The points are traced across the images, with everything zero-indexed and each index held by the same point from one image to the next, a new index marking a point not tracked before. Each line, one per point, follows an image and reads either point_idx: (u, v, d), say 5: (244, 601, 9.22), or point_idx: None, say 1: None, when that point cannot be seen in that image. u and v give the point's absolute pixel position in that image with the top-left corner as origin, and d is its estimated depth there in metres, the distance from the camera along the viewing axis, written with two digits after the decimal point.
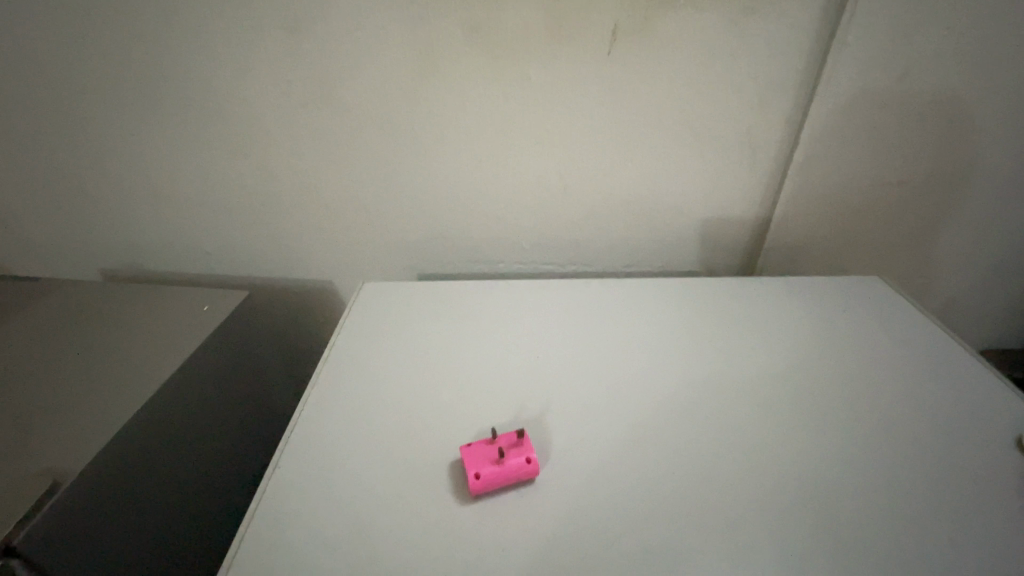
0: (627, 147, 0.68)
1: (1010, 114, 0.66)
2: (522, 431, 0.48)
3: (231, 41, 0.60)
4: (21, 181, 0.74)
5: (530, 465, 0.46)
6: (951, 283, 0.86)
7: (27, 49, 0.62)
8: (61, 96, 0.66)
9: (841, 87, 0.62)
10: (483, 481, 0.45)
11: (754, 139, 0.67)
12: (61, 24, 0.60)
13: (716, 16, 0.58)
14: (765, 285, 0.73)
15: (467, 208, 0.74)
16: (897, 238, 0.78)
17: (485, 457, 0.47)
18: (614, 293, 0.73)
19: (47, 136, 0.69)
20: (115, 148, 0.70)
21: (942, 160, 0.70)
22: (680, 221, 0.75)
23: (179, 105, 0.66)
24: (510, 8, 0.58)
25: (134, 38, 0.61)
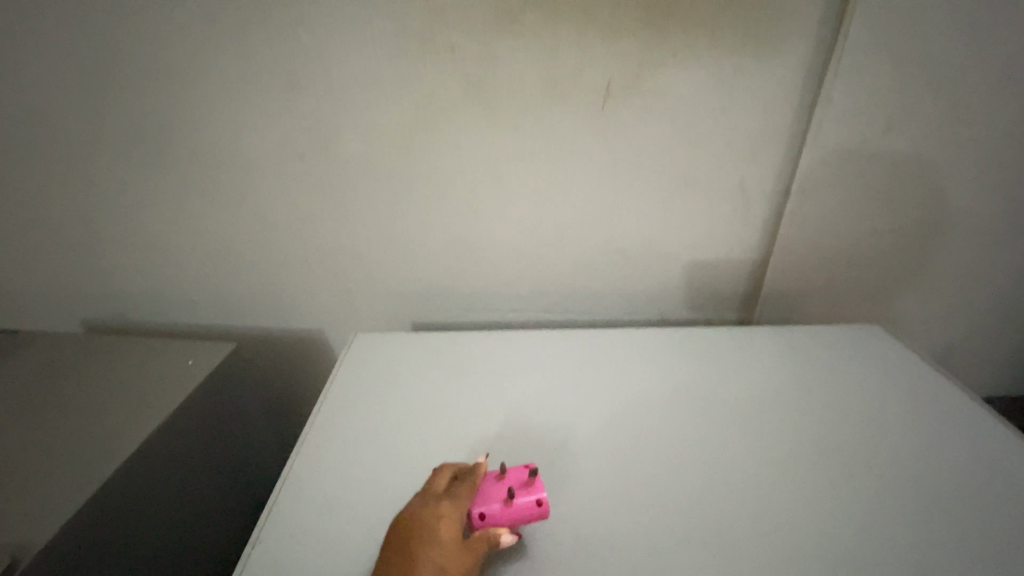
0: (623, 196, 0.69)
1: (994, 165, 0.68)
2: (536, 470, 0.45)
3: (234, 95, 0.62)
4: (11, 233, 0.73)
5: (540, 507, 0.43)
6: (948, 330, 0.85)
7: (29, 99, 0.63)
8: (60, 149, 0.66)
9: (832, 138, 0.63)
10: (487, 521, 0.42)
11: (747, 188, 0.68)
12: (68, 80, 0.61)
13: (706, 74, 0.60)
14: (766, 334, 0.72)
15: (463, 257, 0.74)
16: (893, 286, 0.78)
17: (494, 495, 0.44)
18: (615, 342, 0.71)
19: (42, 188, 0.69)
20: (110, 199, 0.70)
21: (932, 209, 0.71)
22: (677, 269, 0.75)
23: (177, 156, 0.66)
24: (507, 65, 0.60)
25: (139, 94, 0.62)
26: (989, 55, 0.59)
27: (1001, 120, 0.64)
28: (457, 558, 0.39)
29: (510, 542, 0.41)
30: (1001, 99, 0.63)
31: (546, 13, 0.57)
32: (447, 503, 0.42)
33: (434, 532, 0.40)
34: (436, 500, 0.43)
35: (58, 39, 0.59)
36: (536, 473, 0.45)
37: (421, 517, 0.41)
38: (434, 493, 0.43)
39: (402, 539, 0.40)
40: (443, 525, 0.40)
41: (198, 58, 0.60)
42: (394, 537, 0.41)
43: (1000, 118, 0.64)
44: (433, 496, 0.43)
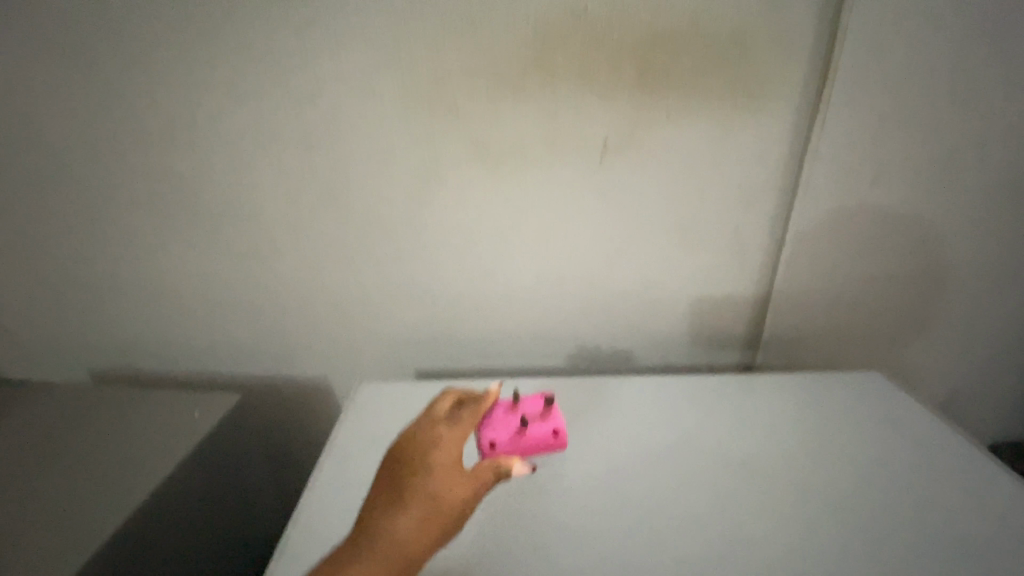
0: (622, 245, 0.70)
1: (991, 219, 0.69)
2: (550, 399, 0.56)
3: (250, 154, 0.66)
4: (30, 284, 0.75)
5: (553, 434, 0.56)
6: (964, 379, 0.83)
7: (61, 157, 0.67)
8: (84, 205, 0.69)
9: (824, 190, 0.65)
10: (498, 449, 0.53)
11: (743, 237, 0.70)
12: (98, 143, 0.66)
13: (698, 130, 0.63)
14: (778, 380, 0.70)
15: (466, 304, 0.75)
16: (895, 335, 0.78)
17: (509, 427, 0.55)
18: (622, 390, 0.69)
19: (64, 242, 0.72)
20: (126, 251, 0.72)
21: (930, 260, 0.72)
22: (679, 315, 0.76)
23: (194, 211, 0.69)
24: (508, 124, 0.63)
25: (163, 154, 0.66)
26: (971, 110, 0.62)
27: (991, 171, 0.65)
28: (449, 484, 0.47)
29: (520, 472, 0.49)
30: (989, 151, 0.64)
31: (545, 77, 0.61)
32: (448, 434, 0.50)
33: (439, 464, 0.48)
34: (443, 433, 0.50)
35: (94, 106, 0.64)
36: (551, 401, 0.57)
37: (428, 447, 0.49)
38: (441, 425, 0.51)
39: (406, 461, 0.49)
40: (440, 451, 0.49)
41: (219, 120, 0.64)
42: (399, 456, 0.50)
43: (991, 169, 0.65)
44: (438, 423, 0.52)
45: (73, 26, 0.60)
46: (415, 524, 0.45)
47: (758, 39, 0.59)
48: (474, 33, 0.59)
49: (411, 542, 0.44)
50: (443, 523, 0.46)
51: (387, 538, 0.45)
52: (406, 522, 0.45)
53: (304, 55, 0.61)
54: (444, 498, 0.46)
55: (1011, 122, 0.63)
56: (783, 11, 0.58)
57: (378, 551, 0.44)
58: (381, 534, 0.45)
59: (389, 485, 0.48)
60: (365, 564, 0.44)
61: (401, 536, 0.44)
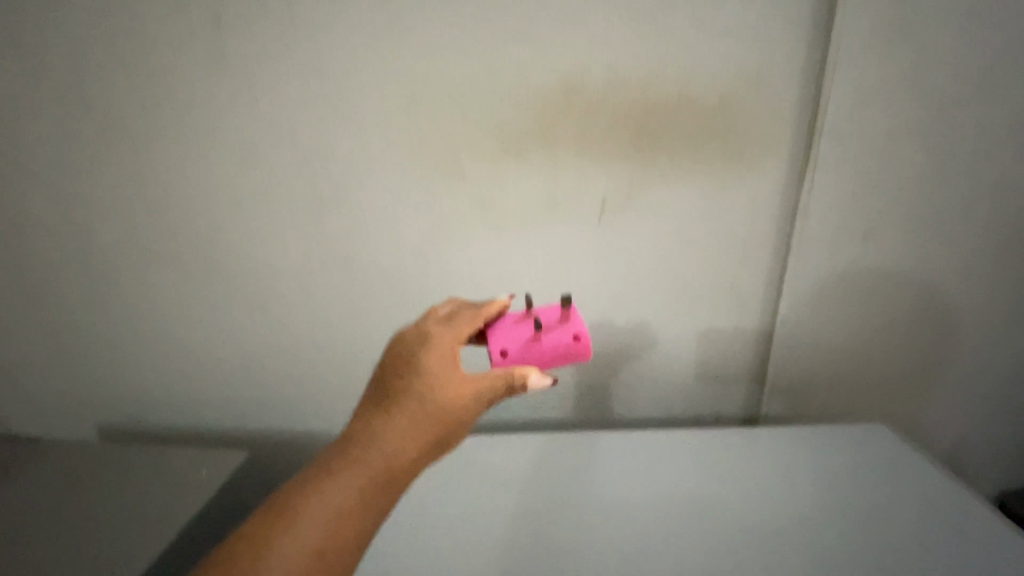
0: (623, 297, 0.72)
1: (989, 273, 0.70)
2: (565, 296, 0.46)
3: (264, 217, 0.69)
4: (50, 341, 0.78)
5: (574, 342, 0.47)
6: (983, 435, 0.80)
7: (84, 220, 0.70)
8: (105, 265, 0.72)
9: (817, 242, 0.67)
10: (509, 358, 0.46)
11: (741, 288, 0.71)
12: (120, 208, 0.69)
13: (693, 189, 0.66)
14: (786, 430, 0.70)
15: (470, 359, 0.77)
16: (902, 388, 0.77)
17: (521, 335, 0.47)
18: (630, 445, 0.68)
19: (84, 300, 0.75)
20: (142, 309, 0.75)
21: (931, 312, 0.72)
22: (681, 366, 0.77)
23: (209, 271, 0.72)
24: (510, 186, 0.66)
25: (182, 218, 0.69)
26: (954, 168, 0.64)
27: (982, 224, 0.67)
28: (450, 385, 0.41)
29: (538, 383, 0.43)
30: (977, 206, 0.66)
31: (547, 142, 0.64)
32: (443, 336, 0.44)
33: (438, 370, 0.42)
34: (445, 337, 0.44)
35: (119, 174, 0.67)
36: (568, 300, 0.48)
37: (426, 349, 0.43)
38: (443, 328, 0.45)
39: (395, 369, 0.42)
40: (437, 350, 0.43)
41: (235, 185, 0.67)
42: (387, 365, 0.43)
43: (981, 223, 0.67)
44: (430, 327, 0.45)
45: (104, 97, 0.64)
46: (406, 434, 0.39)
47: (748, 105, 0.62)
48: (479, 103, 0.63)
49: (401, 463, 0.39)
50: (438, 439, 0.41)
51: (373, 457, 0.38)
52: (397, 439, 0.39)
53: (319, 125, 0.64)
54: (443, 410, 0.40)
55: (999, 181, 0.65)
56: (772, 79, 0.61)
57: (361, 469, 0.38)
58: (366, 451, 0.39)
59: (378, 397, 0.41)
60: (342, 487, 0.37)
61: (390, 458, 0.39)
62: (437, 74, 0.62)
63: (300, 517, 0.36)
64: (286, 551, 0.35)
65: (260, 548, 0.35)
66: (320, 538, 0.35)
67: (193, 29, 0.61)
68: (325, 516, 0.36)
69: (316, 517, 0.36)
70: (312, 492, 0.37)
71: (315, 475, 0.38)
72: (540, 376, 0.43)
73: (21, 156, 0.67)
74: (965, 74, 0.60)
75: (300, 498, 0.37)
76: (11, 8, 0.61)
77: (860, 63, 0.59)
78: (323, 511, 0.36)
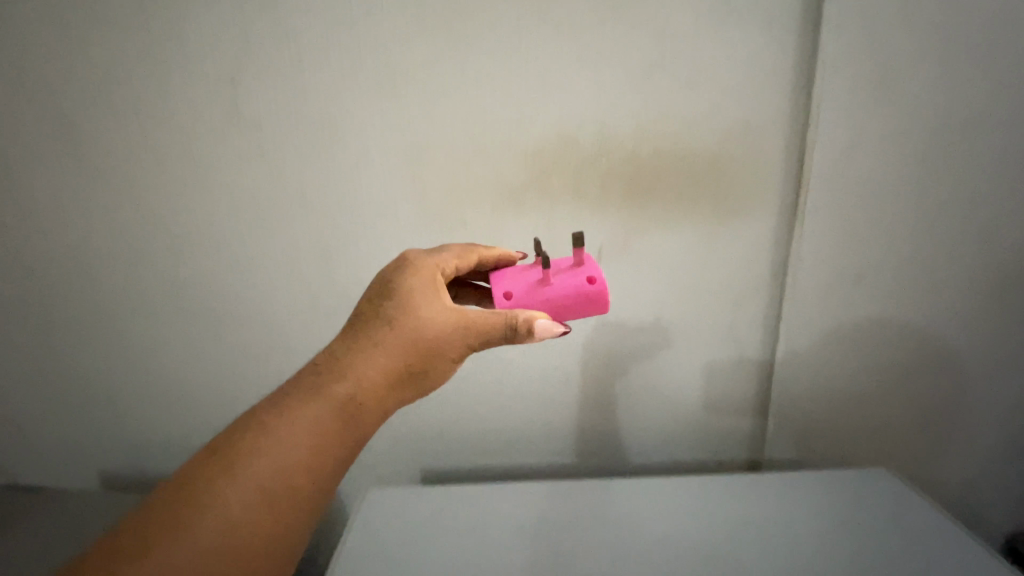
0: (621, 341, 0.74)
1: (991, 320, 0.70)
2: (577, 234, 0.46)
3: (272, 269, 0.71)
4: (67, 393, 0.80)
5: (585, 284, 0.46)
6: (998, 473, 0.79)
7: (98, 277, 0.73)
8: (119, 319, 0.75)
9: (811, 290, 0.69)
10: (513, 300, 0.47)
11: (737, 333, 0.72)
12: (133, 265, 0.72)
13: (686, 237, 0.67)
14: (789, 475, 0.69)
15: (474, 404, 0.79)
16: (908, 434, 0.77)
17: (529, 280, 0.47)
18: (632, 494, 0.67)
19: (97, 353, 0.77)
20: (155, 360, 0.77)
21: (932, 359, 0.72)
22: (682, 409, 0.78)
23: (219, 323, 0.74)
24: (510, 236, 0.68)
25: (192, 271, 0.72)
26: (947, 211, 0.64)
27: (980, 265, 0.67)
28: (425, 318, 0.43)
29: (538, 326, 0.42)
30: (973, 247, 0.66)
31: (543, 196, 0.67)
32: (423, 273, 0.46)
33: (415, 303, 0.44)
34: (427, 270, 0.47)
35: (132, 233, 0.70)
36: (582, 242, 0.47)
37: (406, 283, 0.45)
38: (429, 261, 0.48)
39: (376, 300, 0.45)
40: (417, 285, 0.45)
41: (244, 239, 0.70)
42: (370, 296, 0.46)
43: (979, 263, 0.67)
44: (412, 264, 0.48)
45: (116, 164, 0.67)
46: (378, 364, 0.42)
47: (737, 159, 0.64)
48: (478, 159, 0.65)
49: (373, 383, 0.41)
50: (413, 363, 0.43)
51: (347, 376, 0.41)
52: (371, 361, 0.42)
53: (326, 182, 0.67)
54: (418, 342, 0.43)
55: (995, 231, 0.65)
56: (760, 135, 0.63)
57: (335, 387, 0.41)
58: (342, 371, 0.41)
59: (358, 326, 0.44)
60: (317, 402, 0.40)
61: (363, 377, 0.41)
62: (437, 133, 0.65)
63: (275, 422, 0.39)
64: (260, 453, 0.37)
65: (235, 448, 0.37)
66: (291, 444, 0.38)
67: (199, 97, 0.64)
68: (297, 425, 0.39)
69: (292, 424, 0.39)
70: (287, 404, 0.40)
71: (293, 390, 0.41)
72: (546, 321, 0.42)
73: (39, 222, 0.71)
74: (955, 129, 0.61)
75: (277, 409, 0.40)
76: (28, 83, 0.64)
77: (845, 120, 0.61)
78: (295, 420, 0.39)
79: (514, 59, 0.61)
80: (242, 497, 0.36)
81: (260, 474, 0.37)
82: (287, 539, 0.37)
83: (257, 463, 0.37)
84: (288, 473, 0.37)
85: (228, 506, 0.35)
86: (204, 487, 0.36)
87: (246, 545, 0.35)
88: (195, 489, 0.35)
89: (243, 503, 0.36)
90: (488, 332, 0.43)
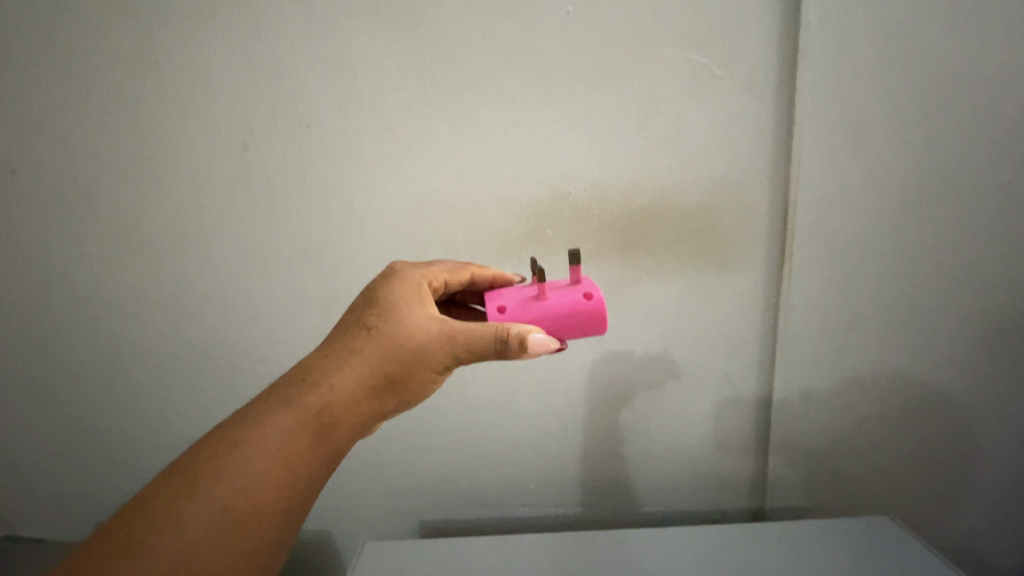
0: (618, 389, 0.74)
1: (987, 368, 0.70)
2: (573, 253, 0.48)
3: (280, 321, 0.75)
4: (90, 440, 0.85)
5: (581, 301, 0.47)
6: (1009, 519, 0.77)
7: (119, 330, 0.77)
8: (138, 369, 0.79)
9: (804, 336, 0.70)
10: (507, 314, 0.48)
11: (733, 380, 0.73)
12: (152, 319, 0.76)
13: (678, 285, 0.69)
14: (792, 525, 0.68)
15: (473, 453, 0.79)
16: (913, 482, 0.76)
17: (525, 296, 0.49)
18: (633, 547, 0.65)
19: (118, 402, 0.82)
20: (171, 407, 0.81)
21: (931, 406, 0.72)
22: (682, 457, 0.78)
23: (231, 372, 0.78)
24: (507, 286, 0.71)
25: (207, 325, 0.76)
26: (932, 258, 0.66)
27: (969, 310, 0.68)
28: (404, 327, 0.47)
29: (532, 344, 0.43)
30: (962, 293, 0.67)
31: (539, 249, 0.69)
32: (405, 286, 0.51)
33: (395, 315, 0.48)
34: (411, 285, 0.52)
35: (150, 289, 0.74)
36: (578, 260, 0.49)
37: (388, 296, 0.50)
38: (418, 275, 0.53)
39: (362, 310, 0.50)
40: (400, 297, 0.50)
41: (253, 293, 0.73)
42: (356, 308, 0.51)
43: (968, 309, 0.68)
44: (396, 279, 0.53)
45: (135, 224, 0.71)
46: (356, 370, 0.47)
47: (723, 213, 0.67)
48: (476, 215, 0.69)
49: (353, 389, 0.46)
50: (390, 370, 0.47)
51: (329, 382, 0.46)
52: (351, 369, 0.47)
53: (331, 237, 0.70)
54: (395, 350, 0.47)
55: (982, 280, 0.66)
56: (744, 190, 0.66)
57: (317, 392, 0.46)
58: (325, 376, 0.46)
59: (343, 333, 0.49)
60: (298, 407, 0.45)
61: (343, 383, 0.46)
62: (437, 191, 0.68)
63: (262, 422, 0.44)
64: (246, 449, 0.42)
65: (226, 443, 0.42)
66: (274, 441, 0.43)
67: (215, 163, 0.68)
68: (280, 425, 0.44)
69: (273, 428, 0.43)
70: (274, 406, 0.45)
71: (281, 394, 0.46)
72: (540, 336, 0.43)
73: (64, 280, 0.75)
74: (934, 183, 0.63)
75: (265, 409, 0.45)
76: (59, 154, 0.70)
77: (826, 176, 0.64)
78: (280, 420, 0.44)
79: (509, 123, 0.65)
80: (227, 488, 0.40)
81: (245, 467, 0.41)
82: (265, 529, 0.40)
83: (243, 457, 0.42)
84: (270, 468, 0.42)
85: (214, 496, 0.40)
86: (197, 476, 0.40)
87: (227, 532, 0.39)
88: (188, 478, 0.40)
89: (228, 494, 0.40)
90: (469, 340, 0.45)
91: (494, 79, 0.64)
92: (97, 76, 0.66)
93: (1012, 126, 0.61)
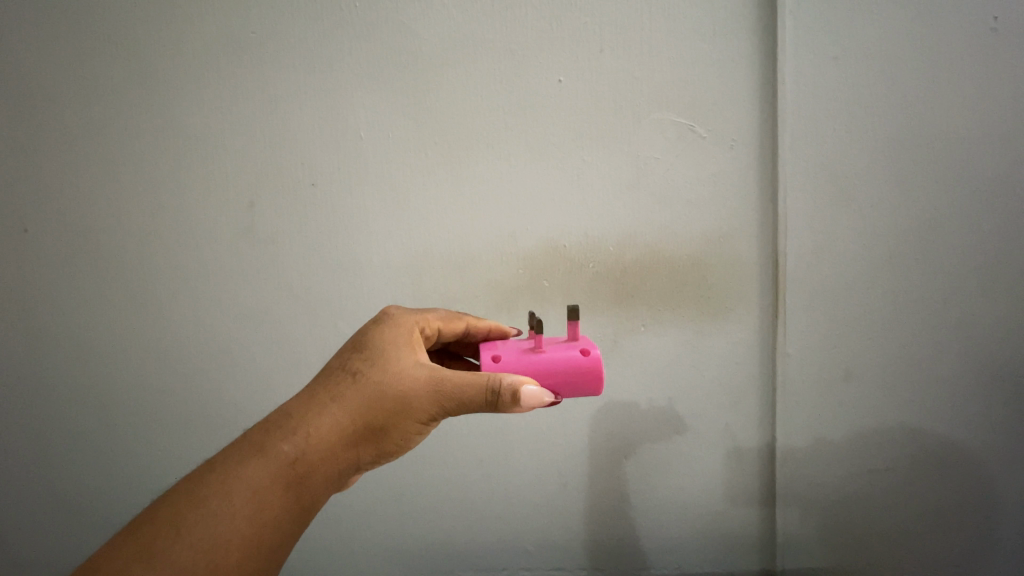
0: (618, 443, 0.73)
1: (1005, 422, 0.67)
2: (573, 309, 0.49)
3: (272, 376, 0.74)
4: (54, 504, 0.80)
5: (579, 357, 0.47)
6: None
7: (107, 384, 0.76)
8: (120, 425, 0.77)
9: (803, 386, 0.69)
10: (500, 364, 0.49)
11: (735, 432, 0.72)
12: (143, 372, 0.75)
13: (673, 336, 0.70)
14: None
15: (468, 510, 0.76)
16: (934, 544, 0.72)
17: (522, 349, 0.49)
18: None
19: (93, 461, 0.78)
20: (148, 466, 0.78)
21: (941, 461, 0.70)
22: (685, 513, 0.75)
23: (216, 428, 0.76)
24: None
25: (197, 379, 0.75)
26: (926, 310, 0.66)
27: (970, 363, 0.67)
28: (387, 375, 0.48)
29: (525, 396, 0.43)
30: (959, 346, 0.67)
31: (535, 301, 0.70)
32: (394, 333, 0.52)
33: (381, 362, 0.49)
34: (400, 333, 0.52)
35: (147, 341, 0.74)
36: (577, 317, 0.50)
37: (377, 343, 0.51)
38: (411, 322, 0.54)
39: (351, 355, 0.51)
40: (389, 343, 0.51)
41: (248, 347, 0.73)
42: (345, 353, 0.52)
43: (968, 361, 0.67)
44: (386, 326, 0.54)
45: (139, 277, 0.73)
46: (336, 419, 0.46)
47: (715, 264, 0.68)
48: (472, 270, 0.70)
49: (331, 439, 0.46)
50: (369, 419, 0.46)
51: (306, 431, 0.46)
52: (331, 417, 0.46)
53: (331, 291, 0.71)
54: (378, 398, 0.47)
55: (979, 331, 0.67)
56: (734, 243, 0.67)
57: (292, 442, 0.46)
58: (302, 425, 0.46)
59: (326, 379, 0.49)
60: (273, 457, 0.45)
61: (319, 433, 0.46)
62: (435, 246, 0.70)
63: (230, 474, 0.44)
64: (213, 505, 0.42)
65: (193, 498, 0.43)
66: (241, 496, 0.43)
67: (221, 220, 0.71)
68: (251, 477, 0.44)
69: (244, 480, 0.43)
70: (246, 456, 0.45)
71: (254, 443, 0.46)
72: (533, 389, 0.43)
73: (61, 332, 0.75)
74: (919, 237, 0.65)
75: (237, 460, 0.45)
76: (69, 208, 0.72)
77: (812, 227, 0.66)
78: (252, 472, 0.44)
79: (504, 181, 0.68)
80: (188, 549, 0.40)
81: (209, 525, 0.41)
82: None
83: (209, 514, 0.42)
84: (236, 524, 0.42)
85: (173, 557, 0.40)
86: (160, 533, 0.41)
87: None
88: (157, 531, 0.41)
89: (187, 556, 0.40)
90: (455, 391, 0.45)
91: (490, 139, 0.67)
92: (116, 139, 0.70)
93: (991, 183, 0.63)
